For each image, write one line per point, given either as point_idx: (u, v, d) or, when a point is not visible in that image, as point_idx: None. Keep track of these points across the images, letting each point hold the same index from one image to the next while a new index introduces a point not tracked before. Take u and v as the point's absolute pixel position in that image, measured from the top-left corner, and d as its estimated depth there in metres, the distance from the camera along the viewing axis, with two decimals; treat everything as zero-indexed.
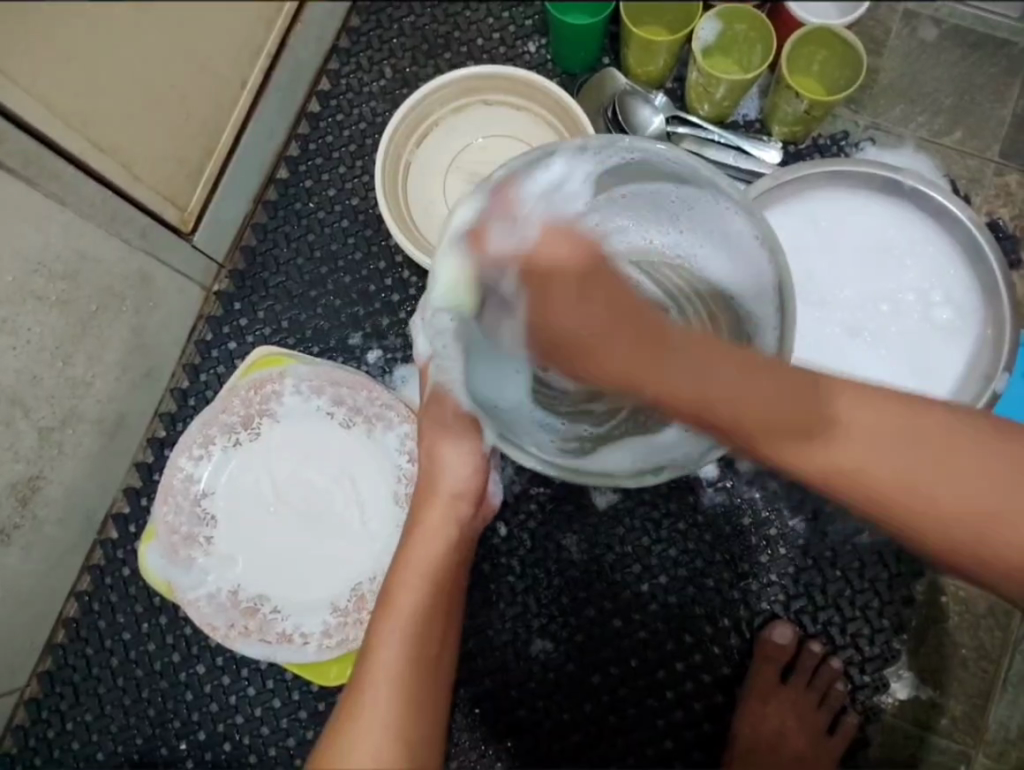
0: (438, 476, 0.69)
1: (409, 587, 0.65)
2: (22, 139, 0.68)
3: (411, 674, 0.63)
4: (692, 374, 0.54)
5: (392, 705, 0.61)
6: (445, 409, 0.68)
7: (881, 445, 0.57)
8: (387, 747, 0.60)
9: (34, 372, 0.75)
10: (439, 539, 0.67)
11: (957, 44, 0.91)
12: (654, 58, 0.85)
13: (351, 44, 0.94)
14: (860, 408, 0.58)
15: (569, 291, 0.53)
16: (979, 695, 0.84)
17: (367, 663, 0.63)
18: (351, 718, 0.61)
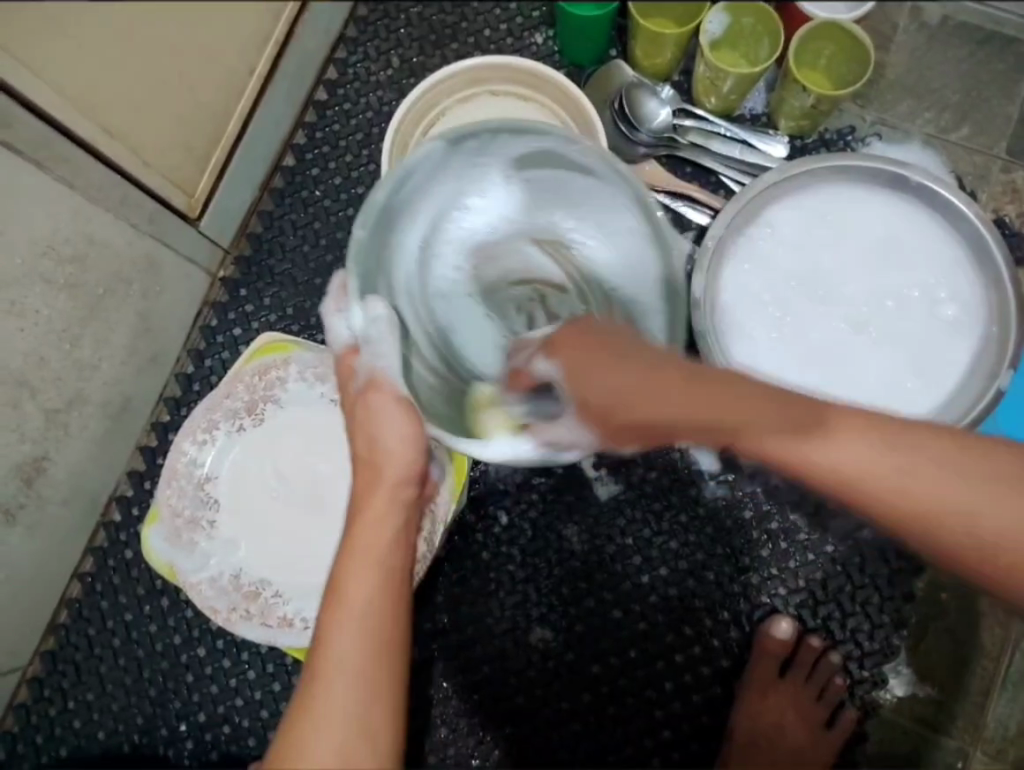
0: (382, 461, 0.60)
1: (361, 582, 0.58)
2: (34, 123, 0.68)
3: (373, 671, 0.56)
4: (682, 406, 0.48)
5: (356, 703, 0.55)
6: (383, 401, 0.60)
7: (951, 496, 0.48)
8: (353, 750, 0.54)
9: (41, 354, 0.75)
10: (386, 527, 0.60)
11: (964, 40, 0.91)
12: (661, 51, 0.85)
13: (359, 33, 0.94)
14: (867, 436, 0.49)
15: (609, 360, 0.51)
16: (979, 692, 0.84)
17: (321, 664, 0.56)
18: (308, 722, 0.55)
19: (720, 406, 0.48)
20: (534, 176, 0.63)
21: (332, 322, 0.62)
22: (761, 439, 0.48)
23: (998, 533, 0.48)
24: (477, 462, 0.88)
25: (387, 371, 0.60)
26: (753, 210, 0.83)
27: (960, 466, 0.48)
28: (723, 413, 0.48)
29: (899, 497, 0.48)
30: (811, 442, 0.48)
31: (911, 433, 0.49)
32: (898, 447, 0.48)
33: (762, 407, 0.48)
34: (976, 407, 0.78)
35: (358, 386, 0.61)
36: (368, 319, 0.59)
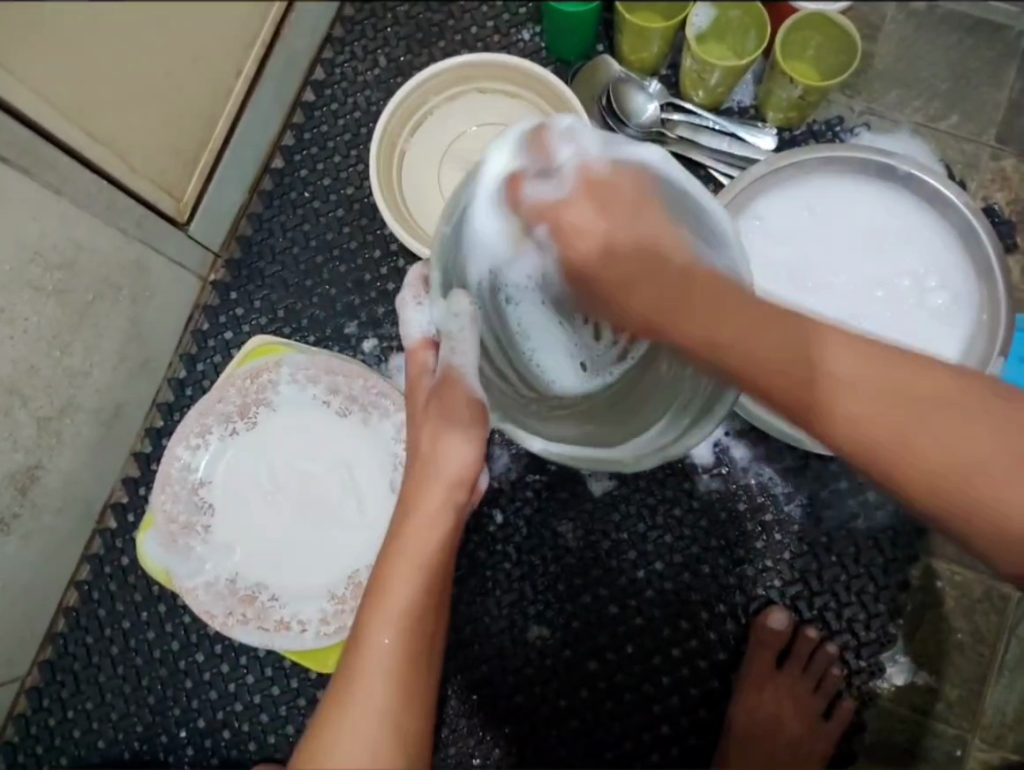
0: (440, 459, 0.60)
1: (404, 582, 0.58)
2: (18, 130, 0.68)
3: (405, 670, 0.58)
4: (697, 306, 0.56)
5: (385, 702, 0.58)
6: (455, 396, 0.59)
7: (882, 399, 0.54)
8: (382, 745, 0.57)
9: (32, 362, 0.75)
10: (438, 530, 0.59)
11: (952, 28, 0.91)
12: (648, 45, 0.85)
13: (345, 33, 0.94)
14: (867, 365, 0.55)
15: (619, 211, 0.59)
16: (976, 679, 0.84)
17: (360, 660, 0.58)
18: (340, 716, 0.58)
19: (703, 313, 0.56)
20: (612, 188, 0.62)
21: (407, 314, 0.63)
22: (779, 360, 0.54)
23: (962, 469, 0.53)
24: None
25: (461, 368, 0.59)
26: (741, 202, 0.83)
27: (944, 401, 0.54)
28: (760, 319, 0.55)
29: (879, 427, 0.54)
30: (824, 361, 0.55)
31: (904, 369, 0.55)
32: (895, 374, 0.55)
33: (782, 327, 0.55)
34: None
35: (430, 381, 0.62)
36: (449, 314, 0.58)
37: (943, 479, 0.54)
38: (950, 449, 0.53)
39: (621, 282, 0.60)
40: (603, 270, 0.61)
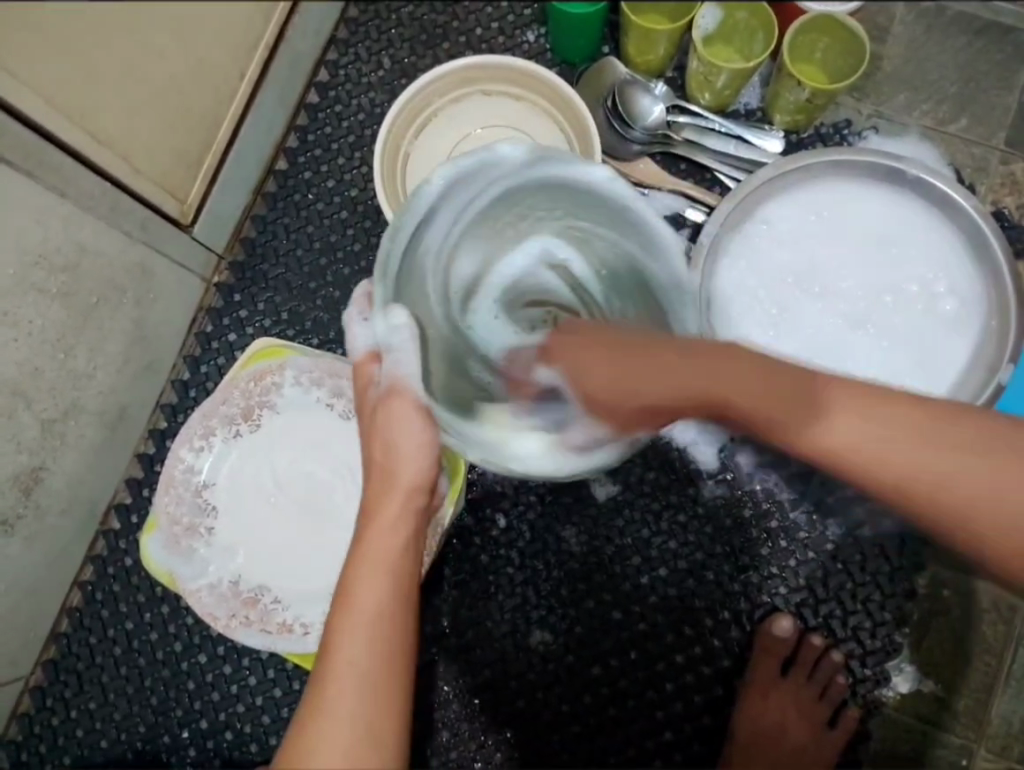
0: (397, 465, 0.58)
1: (371, 588, 0.56)
2: (22, 132, 0.68)
3: (381, 675, 0.54)
4: (668, 378, 0.55)
5: (362, 706, 0.54)
6: (402, 403, 0.58)
7: (893, 440, 0.54)
8: (360, 747, 0.53)
9: (36, 365, 0.75)
10: (398, 533, 0.58)
11: (962, 30, 0.90)
12: (654, 46, 0.84)
13: (349, 35, 0.93)
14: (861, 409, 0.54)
15: (602, 351, 0.58)
16: (983, 689, 0.84)
17: (331, 666, 0.55)
18: (316, 728, 0.53)
19: (711, 377, 0.55)
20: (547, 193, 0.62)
21: (350, 329, 0.61)
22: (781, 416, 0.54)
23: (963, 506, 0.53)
24: (474, 465, 0.87)
25: (407, 380, 0.58)
26: (747, 206, 0.82)
27: (936, 438, 0.54)
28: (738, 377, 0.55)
29: (889, 470, 0.54)
30: (832, 406, 0.55)
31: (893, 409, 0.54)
32: (885, 419, 0.54)
33: (774, 383, 0.55)
34: (975, 401, 0.78)
35: (378, 395, 0.59)
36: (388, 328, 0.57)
37: (943, 512, 0.54)
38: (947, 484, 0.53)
39: (617, 389, 0.56)
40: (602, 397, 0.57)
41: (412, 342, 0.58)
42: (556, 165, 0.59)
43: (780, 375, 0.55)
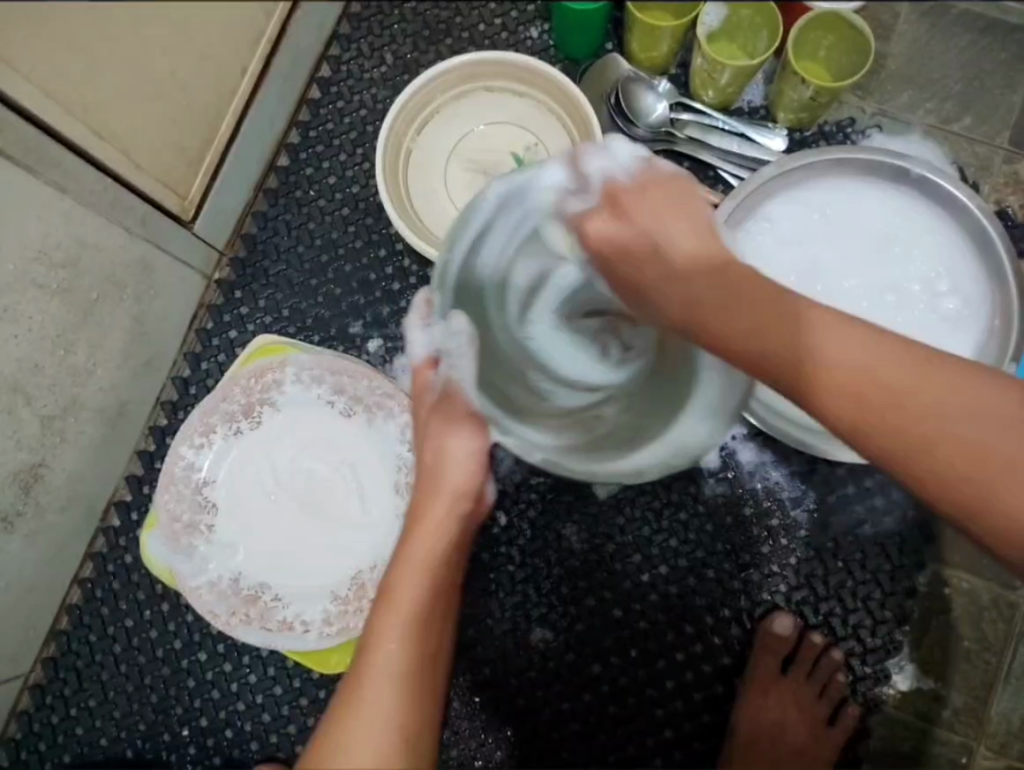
0: (444, 470, 0.60)
1: (410, 586, 0.58)
2: (22, 127, 0.68)
3: (414, 672, 0.57)
4: (697, 276, 0.57)
5: (396, 701, 0.55)
6: (456, 407, 0.61)
7: (888, 375, 0.53)
8: (393, 745, 0.55)
9: (36, 361, 0.75)
10: (443, 539, 0.59)
11: (966, 29, 0.89)
12: (658, 43, 0.84)
13: (351, 30, 0.93)
14: (862, 348, 0.54)
15: (647, 219, 0.59)
16: (982, 687, 0.84)
17: (367, 661, 0.57)
18: (351, 717, 0.55)
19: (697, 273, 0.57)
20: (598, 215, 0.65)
21: (410, 334, 0.61)
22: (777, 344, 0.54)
23: (962, 465, 0.52)
24: None
25: (463, 384, 0.61)
26: (751, 204, 0.82)
27: (938, 387, 0.53)
28: (734, 305, 0.55)
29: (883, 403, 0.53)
30: (832, 345, 0.54)
31: (895, 354, 0.54)
32: (886, 357, 0.54)
33: (777, 318, 0.55)
34: None
35: (433, 399, 0.62)
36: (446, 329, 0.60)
37: (931, 465, 0.53)
38: (946, 434, 0.52)
39: (644, 276, 0.59)
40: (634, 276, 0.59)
41: (467, 344, 0.60)
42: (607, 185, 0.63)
43: (783, 309, 0.55)
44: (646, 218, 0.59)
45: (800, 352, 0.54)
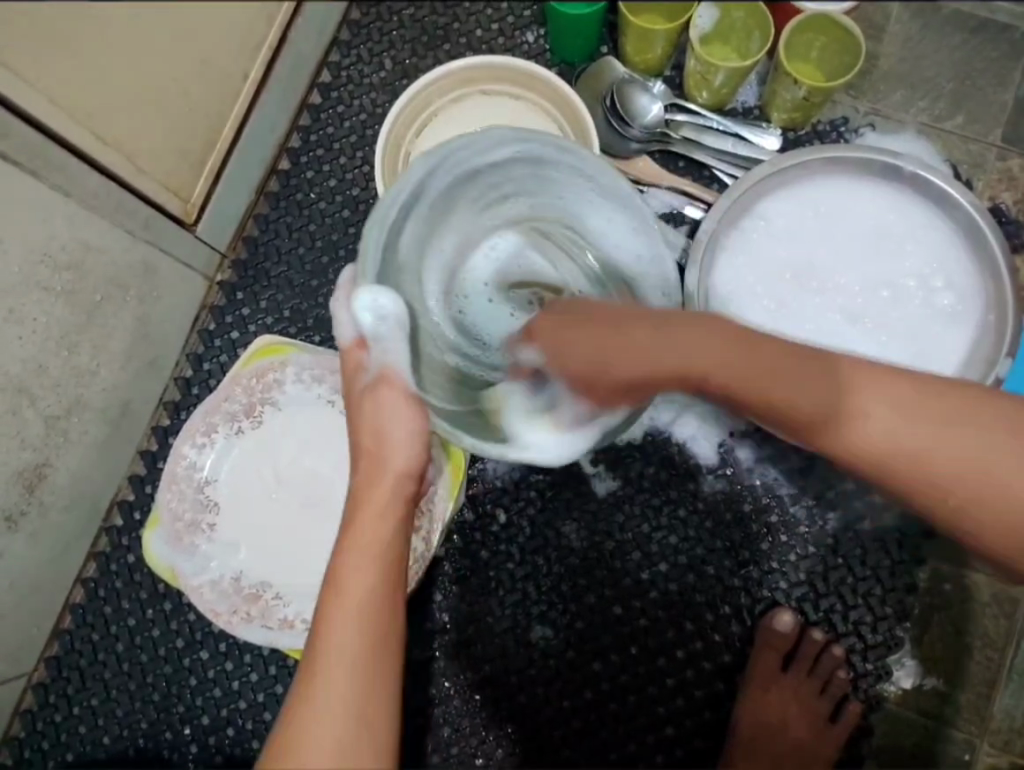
0: (387, 452, 0.61)
1: (357, 569, 0.57)
2: (26, 132, 0.69)
3: (370, 661, 0.55)
4: (664, 350, 0.58)
5: (354, 688, 0.54)
6: (388, 397, 0.61)
7: (900, 419, 0.56)
8: (352, 732, 0.53)
9: (40, 361, 0.76)
10: (386, 521, 0.59)
11: (957, 29, 0.90)
12: (652, 46, 0.85)
13: (351, 36, 0.95)
14: (886, 408, 0.57)
15: (578, 321, 0.60)
16: (984, 683, 0.84)
17: (319, 653, 0.55)
18: (310, 708, 0.54)
19: (662, 352, 0.58)
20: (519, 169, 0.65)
21: (339, 316, 0.60)
22: (811, 403, 0.57)
23: (962, 488, 0.56)
24: (475, 461, 0.88)
25: (398, 369, 0.61)
26: (745, 203, 0.83)
27: (948, 424, 0.56)
28: (757, 373, 0.57)
29: (910, 459, 0.56)
30: (864, 393, 0.57)
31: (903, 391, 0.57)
32: (902, 413, 0.56)
33: (807, 371, 0.58)
34: None
35: (367, 381, 0.62)
36: (376, 314, 0.58)
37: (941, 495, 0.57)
38: (958, 476, 0.56)
39: (606, 365, 0.59)
40: (601, 364, 0.59)
41: (399, 331, 0.59)
42: (537, 145, 0.62)
43: (804, 362, 0.58)
44: (573, 315, 0.61)
45: (839, 394, 0.57)
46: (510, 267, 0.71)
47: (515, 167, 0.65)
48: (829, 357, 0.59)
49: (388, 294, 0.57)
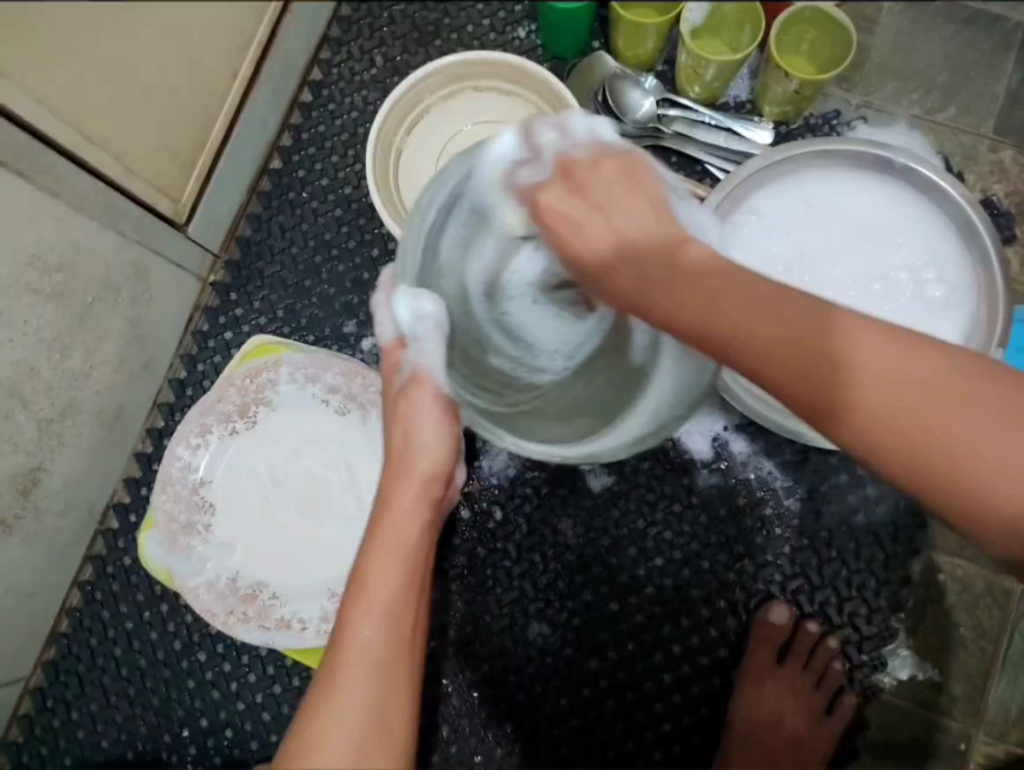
0: (416, 452, 0.58)
1: (385, 573, 0.56)
2: (13, 134, 0.68)
3: (391, 668, 0.55)
4: (722, 285, 0.50)
5: (375, 692, 0.54)
6: (423, 397, 0.58)
7: (897, 387, 0.48)
8: (371, 738, 0.53)
9: (32, 365, 0.75)
10: (416, 523, 0.57)
11: (949, 20, 0.90)
12: (643, 41, 0.85)
13: (342, 33, 0.94)
14: (891, 362, 0.48)
15: (581, 201, 0.54)
16: (979, 674, 0.84)
17: (341, 655, 0.55)
18: (329, 709, 0.54)
19: (655, 272, 0.52)
20: None
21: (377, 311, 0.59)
22: (800, 354, 0.48)
23: (978, 480, 0.47)
24: (471, 459, 0.88)
25: (432, 369, 0.59)
26: (736, 198, 0.83)
27: (953, 398, 0.47)
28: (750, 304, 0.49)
29: (909, 441, 0.48)
30: (862, 364, 0.48)
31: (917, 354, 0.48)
32: (904, 375, 0.48)
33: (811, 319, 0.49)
34: None
35: (401, 382, 0.59)
36: (413, 314, 0.58)
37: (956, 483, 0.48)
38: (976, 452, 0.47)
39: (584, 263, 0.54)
40: (580, 260, 0.54)
41: (437, 333, 0.58)
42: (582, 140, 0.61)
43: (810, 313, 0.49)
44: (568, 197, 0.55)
45: (828, 357, 0.48)
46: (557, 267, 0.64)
47: None
48: (833, 307, 0.49)
49: (427, 296, 0.58)
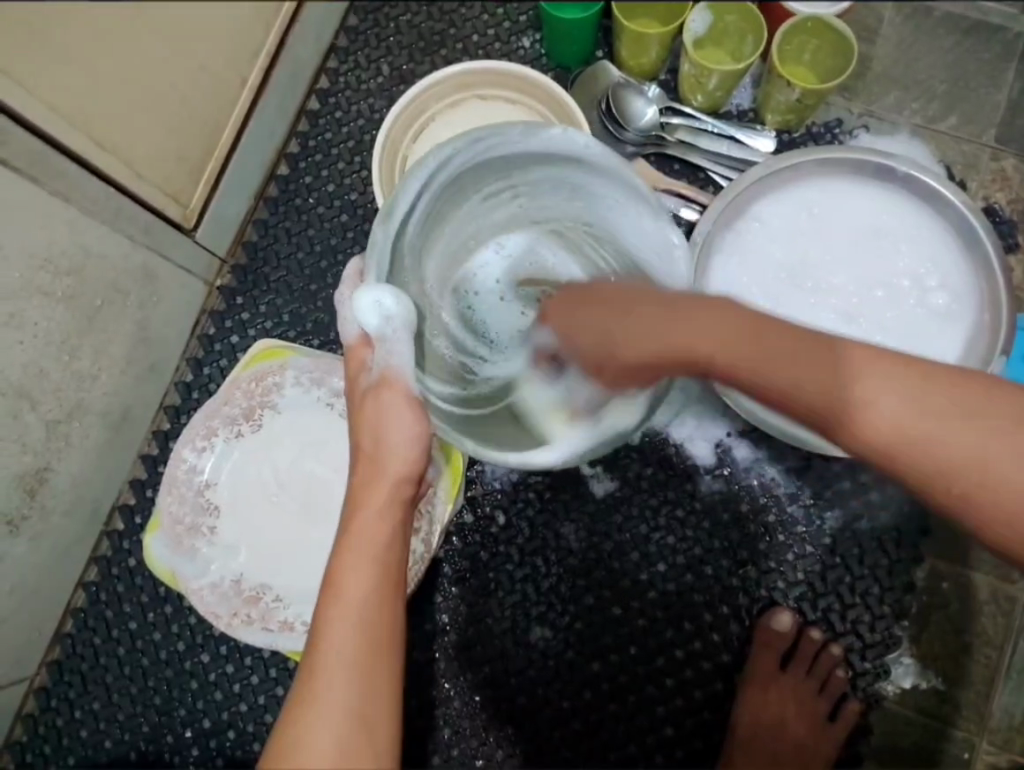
0: (385, 456, 0.60)
1: (357, 573, 0.57)
2: (27, 140, 0.70)
3: (369, 668, 0.55)
4: (660, 319, 0.53)
5: (355, 694, 0.54)
6: (388, 399, 0.60)
7: (926, 423, 0.49)
8: (352, 740, 0.53)
9: (41, 366, 0.76)
10: (386, 524, 0.59)
11: (950, 30, 0.91)
12: (646, 52, 0.86)
13: (349, 43, 0.96)
14: (900, 396, 0.50)
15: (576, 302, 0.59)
16: (983, 682, 0.84)
17: (318, 660, 0.55)
18: (308, 713, 0.53)
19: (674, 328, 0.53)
20: (541, 170, 0.66)
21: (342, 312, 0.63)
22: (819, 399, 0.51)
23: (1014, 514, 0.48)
24: (473, 463, 0.88)
25: (398, 369, 0.61)
26: (739, 205, 0.84)
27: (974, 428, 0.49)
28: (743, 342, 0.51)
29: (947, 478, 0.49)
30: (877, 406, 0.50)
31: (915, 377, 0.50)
32: (925, 414, 0.49)
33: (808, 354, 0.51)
34: None
35: (368, 382, 0.62)
36: (382, 315, 0.60)
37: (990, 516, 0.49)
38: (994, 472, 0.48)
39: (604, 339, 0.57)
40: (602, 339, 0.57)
41: (405, 332, 0.61)
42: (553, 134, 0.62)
43: (803, 344, 0.51)
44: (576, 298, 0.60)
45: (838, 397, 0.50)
46: (521, 263, 0.75)
47: (538, 168, 0.66)
48: (836, 343, 0.52)
49: (392, 294, 0.60)
